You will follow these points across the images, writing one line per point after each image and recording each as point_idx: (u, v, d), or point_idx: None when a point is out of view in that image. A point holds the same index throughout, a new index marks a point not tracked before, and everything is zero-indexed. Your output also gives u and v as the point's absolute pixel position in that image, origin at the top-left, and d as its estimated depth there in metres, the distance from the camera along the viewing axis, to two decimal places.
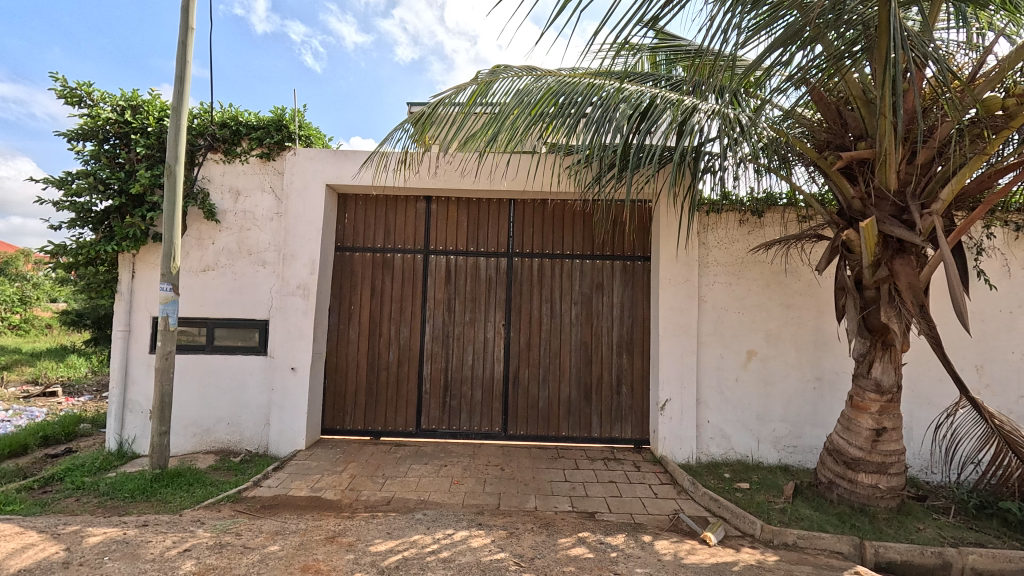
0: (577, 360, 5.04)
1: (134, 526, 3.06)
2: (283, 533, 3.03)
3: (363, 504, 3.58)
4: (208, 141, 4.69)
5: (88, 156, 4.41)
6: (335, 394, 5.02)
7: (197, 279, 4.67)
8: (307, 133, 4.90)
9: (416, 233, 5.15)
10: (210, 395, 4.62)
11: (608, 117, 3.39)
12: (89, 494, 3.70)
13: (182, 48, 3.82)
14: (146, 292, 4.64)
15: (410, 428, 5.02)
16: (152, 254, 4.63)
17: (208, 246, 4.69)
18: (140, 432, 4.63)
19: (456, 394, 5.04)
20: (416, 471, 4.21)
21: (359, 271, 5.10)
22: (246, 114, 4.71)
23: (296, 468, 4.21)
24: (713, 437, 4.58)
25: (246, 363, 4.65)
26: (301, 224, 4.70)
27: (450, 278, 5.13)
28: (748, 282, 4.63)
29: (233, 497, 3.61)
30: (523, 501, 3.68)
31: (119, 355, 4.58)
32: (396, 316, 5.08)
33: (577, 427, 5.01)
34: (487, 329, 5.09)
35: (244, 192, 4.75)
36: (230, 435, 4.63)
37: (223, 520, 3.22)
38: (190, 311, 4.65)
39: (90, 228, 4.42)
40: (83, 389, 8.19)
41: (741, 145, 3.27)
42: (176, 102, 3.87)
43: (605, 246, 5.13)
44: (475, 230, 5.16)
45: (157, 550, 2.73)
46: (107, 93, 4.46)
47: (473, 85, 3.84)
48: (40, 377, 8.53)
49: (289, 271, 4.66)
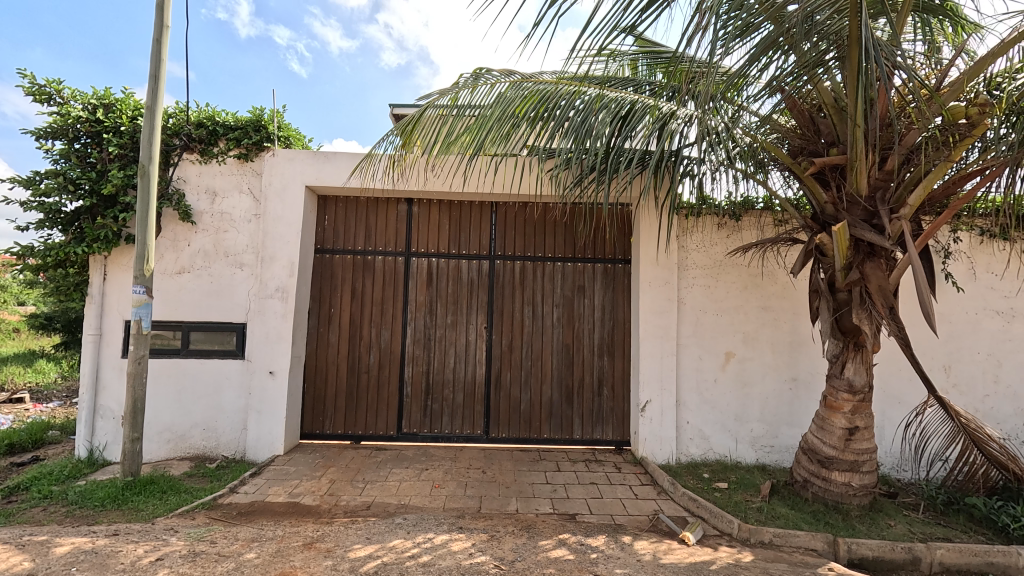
0: (559, 363, 5.06)
1: (104, 535, 2.98)
2: (260, 540, 2.97)
3: (343, 509, 3.54)
4: (183, 141, 4.60)
5: (57, 155, 4.29)
6: (314, 399, 4.96)
7: (171, 281, 4.57)
8: (286, 135, 4.84)
9: (398, 235, 5.12)
10: (185, 399, 4.53)
11: (589, 121, 3.42)
12: (57, 504, 3.60)
13: (157, 46, 3.74)
14: (118, 296, 4.53)
15: (392, 432, 4.98)
16: (124, 256, 4.52)
17: (183, 248, 4.60)
18: (112, 439, 4.52)
19: (438, 398, 5.02)
20: (397, 475, 4.18)
21: (339, 273, 5.06)
22: (224, 114, 4.64)
23: (274, 474, 4.14)
24: (692, 437, 4.64)
25: (222, 368, 4.56)
26: (280, 225, 4.64)
27: (431, 280, 5.11)
28: (727, 285, 4.70)
29: (208, 504, 3.53)
30: (504, 504, 3.68)
31: (89, 360, 4.46)
32: (376, 319, 5.04)
33: (560, 429, 5.03)
34: (469, 332, 5.08)
35: (220, 193, 4.67)
36: (205, 441, 4.53)
37: (197, 528, 3.15)
38: (165, 314, 4.55)
39: (60, 229, 4.29)
40: (52, 395, 7.95)
41: (718, 149, 3.34)
42: (151, 101, 3.79)
43: (587, 249, 5.16)
44: (456, 232, 5.15)
45: (128, 560, 2.66)
46: (77, 91, 4.34)
47: (455, 88, 3.85)
48: (7, 382, 8.25)
49: (267, 273, 4.59)
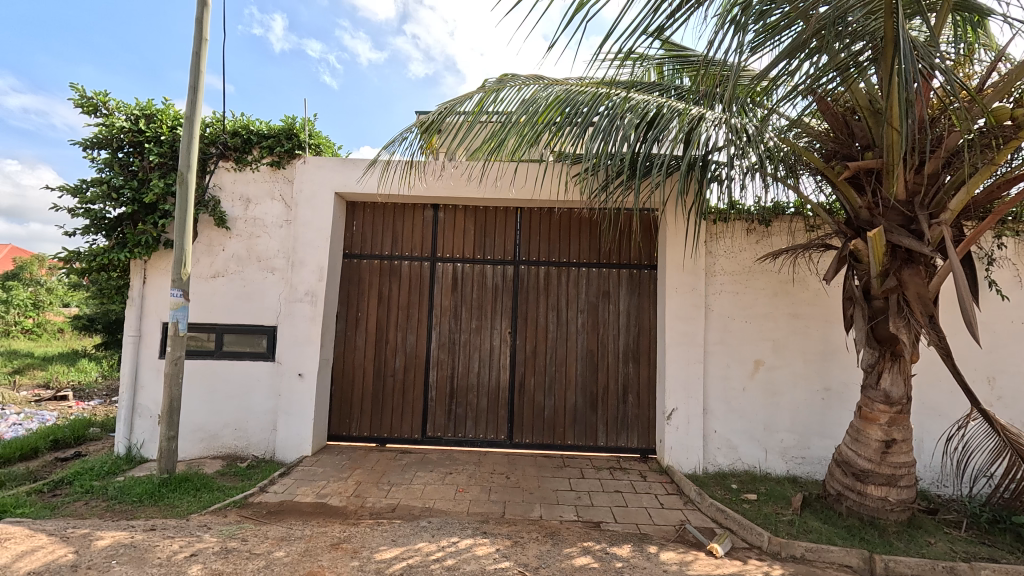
0: (583, 369, 5.03)
1: (142, 530, 3.09)
2: (289, 539, 3.04)
3: (369, 511, 3.59)
4: (219, 150, 4.77)
5: (102, 164, 4.49)
6: (341, 401, 5.05)
7: (207, 285, 4.73)
8: (317, 142, 4.97)
9: (424, 240, 5.19)
10: (218, 400, 4.66)
11: (615, 126, 3.42)
12: (98, 498, 3.75)
13: (196, 59, 3.89)
14: (157, 299, 4.70)
15: (416, 435, 5.02)
16: (163, 260, 4.69)
17: (218, 253, 4.75)
18: (149, 437, 4.67)
19: (463, 403, 5.04)
20: (422, 478, 4.22)
21: (367, 278, 5.15)
22: (258, 123, 4.79)
23: (302, 474, 4.23)
24: (720, 447, 4.55)
25: (253, 369, 4.68)
26: (310, 231, 4.75)
27: (456, 285, 5.15)
28: (756, 291, 4.61)
29: (239, 502, 3.63)
30: (528, 510, 3.68)
31: (129, 360, 4.64)
32: (402, 324, 5.11)
33: (583, 436, 4.99)
34: (492, 337, 5.10)
35: (254, 200, 4.81)
36: (237, 441, 4.66)
37: (230, 525, 3.24)
38: (200, 317, 4.70)
39: (103, 234, 4.49)
40: (94, 393, 8.31)
41: (745, 154, 3.29)
42: (190, 111, 3.94)
43: (611, 254, 5.13)
44: (482, 237, 5.18)
45: (164, 555, 2.75)
46: (122, 102, 4.55)
47: (481, 93, 3.89)
48: (52, 381, 8.64)
49: (296, 277, 4.70)
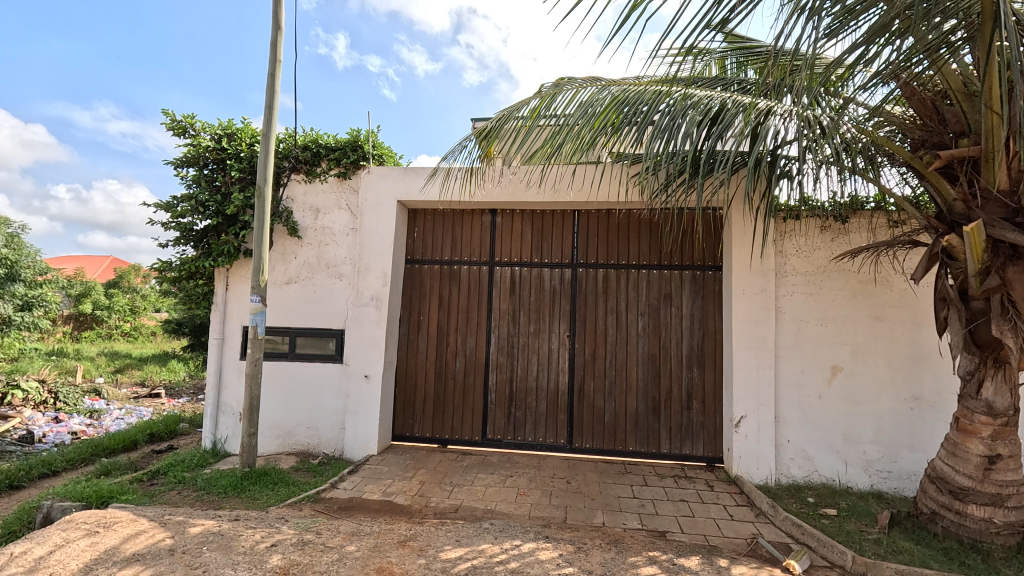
0: (644, 373, 4.91)
1: (228, 519, 3.32)
2: (359, 534, 3.16)
3: (432, 510, 3.68)
4: (292, 164, 5.07)
5: (190, 181, 4.89)
6: (405, 403, 5.20)
7: (281, 291, 5.03)
8: (380, 153, 5.17)
9: (482, 245, 5.26)
10: (292, 399, 4.93)
11: (676, 124, 3.32)
12: (189, 488, 4.07)
13: (271, 79, 4.17)
14: (238, 304, 5.05)
15: (476, 437, 5.09)
16: (242, 268, 5.04)
17: (291, 260, 5.05)
18: (231, 433, 5.01)
19: (522, 406, 5.06)
20: (483, 480, 4.26)
21: (428, 283, 5.29)
22: (326, 137, 5.05)
23: (369, 472, 4.39)
24: (794, 457, 4.29)
25: (324, 371, 4.92)
26: (375, 238, 4.95)
27: (515, 289, 5.18)
28: (833, 292, 4.32)
29: (313, 497, 3.82)
30: (590, 516, 3.63)
31: (214, 361, 5.01)
32: (462, 327, 5.20)
33: (645, 442, 4.87)
34: (551, 341, 5.08)
35: (322, 210, 5.07)
36: (309, 438, 4.91)
37: (305, 519, 3.41)
38: (276, 321, 5.01)
39: (192, 245, 4.89)
40: (182, 391, 9.04)
41: (819, 147, 3.11)
42: (266, 129, 4.22)
43: (673, 256, 4.98)
44: (539, 241, 5.19)
45: (248, 543, 2.94)
46: (207, 123, 4.94)
47: (538, 98, 3.91)
48: (147, 379, 9.49)
49: (362, 283, 4.91)
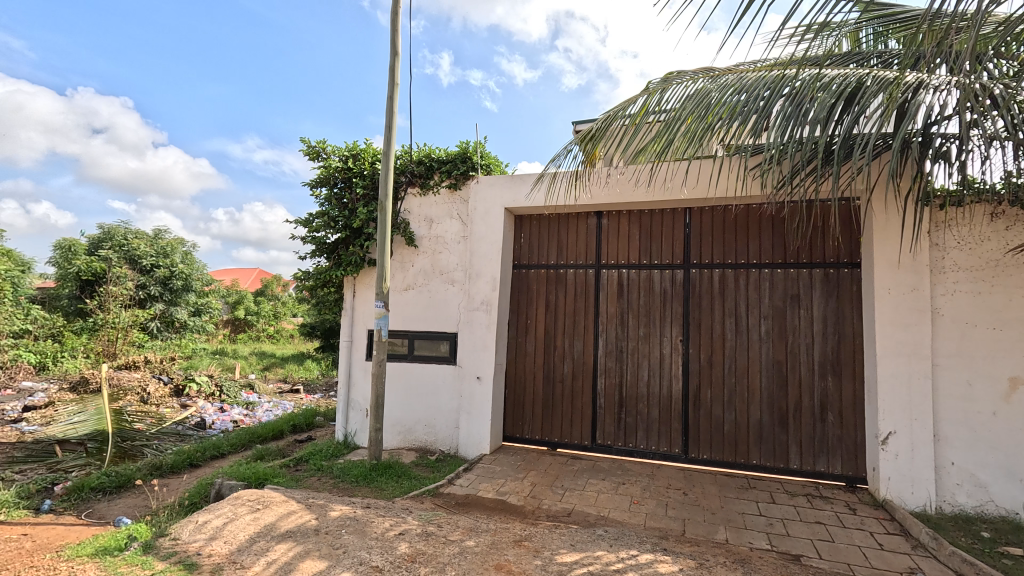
0: (769, 381, 4.54)
1: (361, 506, 3.64)
2: (476, 530, 3.29)
3: (545, 512, 3.71)
4: (408, 178, 5.44)
5: (323, 200, 5.46)
6: (515, 405, 5.32)
7: (401, 297, 5.41)
8: (487, 163, 5.37)
9: (588, 248, 5.22)
10: (411, 398, 5.28)
11: (802, 109, 3.02)
12: (327, 475, 4.53)
13: (390, 102, 4.52)
14: (364, 309, 5.53)
15: (586, 442, 5.05)
16: (367, 276, 5.51)
17: (409, 268, 5.42)
18: (360, 427, 5.48)
19: (633, 412, 4.92)
20: (594, 485, 4.22)
21: (535, 287, 5.38)
22: (438, 151, 5.36)
23: (483, 471, 4.55)
24: (960, 483, 3.69)
25: (439, 372, 5.21)
26: (484, 245, 5.13)
27: (623, 292, 5.07)
28: (1010, 290, 3.65)
29: (433, 491, 4.06)
30: (711, 532, 3.42)
31: (345, 362, 5.53)
32: (569, 331, 5.20)
33: (771, 456, 4.48)
34: (662, 345, 4.89)
35: (436, 220, 5.38)
36: (427, 435, 5.21)
37: (427, 511, 3.63)
38: (396, 325, 5.40)
39: (325, 257, 5.45)
40: (317, 388, 10.10)
41: (988, 119, 2.66)
42: (386, 148, 4.58)
43: (800, 253, 4.55)
44: (648, 242, 5.03)
45: (380, 530, 3.19)
46: (336, 146, 5.48)
47: (646, 95, 3.80)
48: (289, 376, 10.74)
49: (473, 288, 5.12)
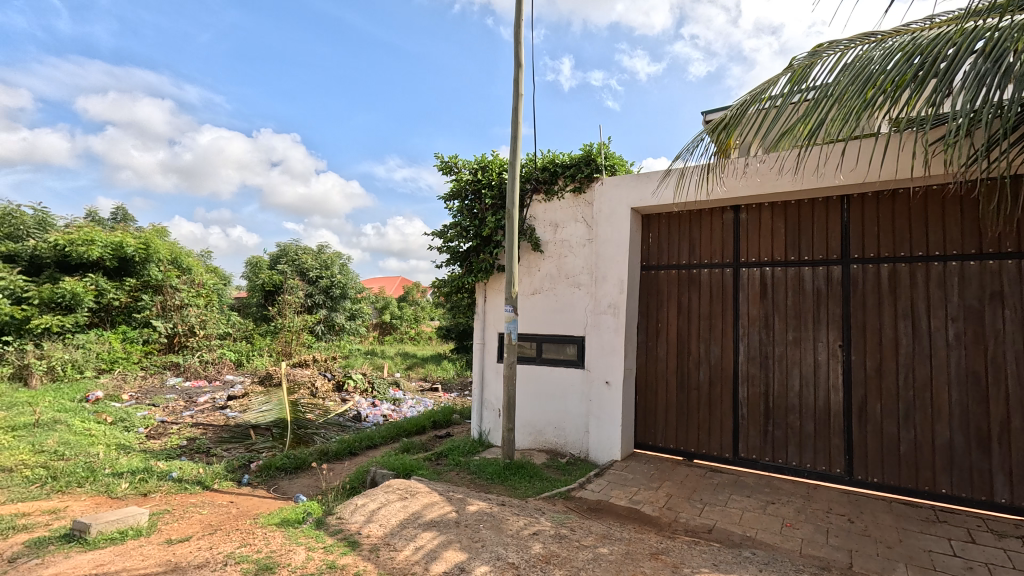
0: (961, 396, 3.79)
1: (497, 503, 3.79)
2: (610, 538, 3.23)
3: (683, 527, 3.52)
4: (533, 185, 5.57)
5: (456, 211, 5.83)
6: (647, 411, 5.14)
7: (529, 301, 5.55)
8: (612, 163, 5.28)
9: (724, 246, 4.86)
10: (541, 400, 5.38)
11: (1002, 65, 2.49)
12: (464, 471, 4.81)
13: (515, 113, 4.67)
14: (494, 313, 5.77)
15: (727, 454, 4.69)
16: (497, 282, 5.75)
17: (536, 273, 5.54)
18: (493, 427, 5.73)
19: (782, 424, 4.45)
20: (738, 502, 3.89)
21: (666, 288, 5.15)
22: (562, 156, 5.40)
23: (615, 477, 4.47)
24: None
25: (568, 375, 5.23)
26: (611, 247, 5.05)
27: (766, 292, 4.62)
28: None
29: (564, 494, 4.08)
30: (887, 568, 2.95)
31: (478, 363, 5.82)
32: (705, 335, 4.88)
33: (967, 486, 3.73)
34: (816, 352, 4.36)
35: (561, 224, 5.42)
36: (557, 438, 5.27)
37: (559, 514, 3.66)
38: (525, 328, 5.55)
39: (458, 264, 5.80)
40: (454, 387, 10.79)
41: None
42: (512, 157, 4.74)
43: (1003, 241, 3.73)
44: (796, 236, 4.52)
45: (515, 528, 3.30)
46: (466, 160, 5.82)
47: (790, 73, 3.45)
48: (429, 375, 11.62)
49: (600, 291, 5.06)
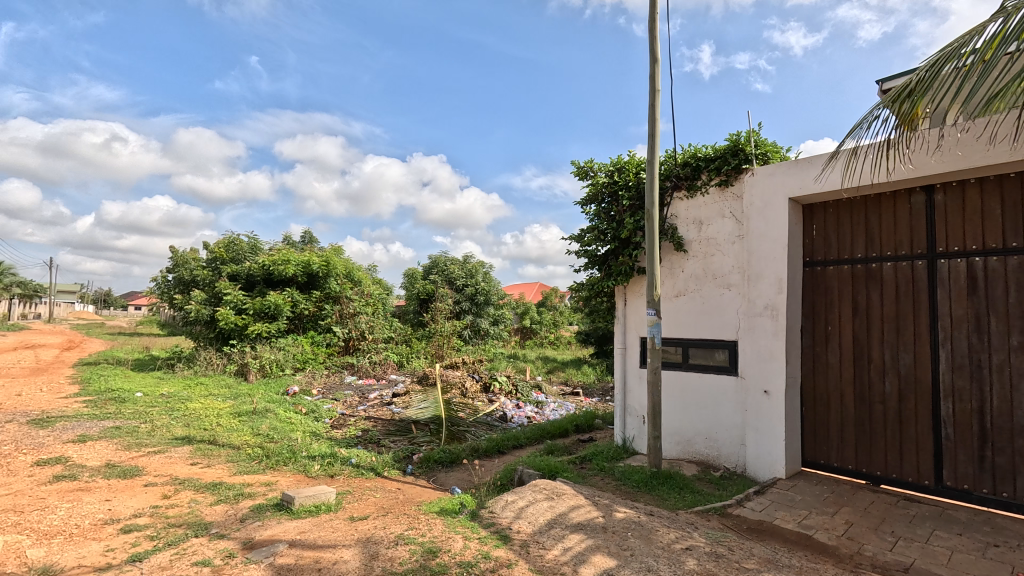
0: None
1: (645, 512, 3.68)
2: (776, 563, 2.93)
3: (870, 561, 3.05)
4: (673, 183, 5.33)
5: (593, 215, 5.82)
6: (816, 425, 4.56)
7: (672, 304, 5.31)
8: (764, 151, 4.82)
9: (914, 233, 4.11)
10: (689, 408, 5.10)
11: None
12: (609, 477, 4.75)
13: (652, 110, 4.53)
14: (635, 317, 5.63)
15: (926, 481, 3.95)
16: (637, 285, 5.61)
17: (679, 274, 5.28)
18: (637, 433, 5.57)
19: (1005, 450, 3.61)
20: (945, 540, 3.25)
21: (836, 287, 4.53)
22: (705, 149, 5.08)
23: (779, 497, 4.04)
24: None
25: (719, 383, 4.88)
26: (765, 243, 4.60)
27: (977, 287, 3.79)
28: None
29: (720, 511, 3.81)
30: None
31: (620, 368, 5.72)
32: (890, 339, 4.18)
33: None
34: None
35: (706, 221, 5.10)
36: (708, 449, 4.95)
37: (714, 530, 3.43)
38: (670, 332, 5.31)
39: (597, 268, 5.78)
40: (595, 392, 10.73)
41: None
42: (650, 156, 4.60)
43: None
44: (1020, 216, 3.63)
45: (665, 540, 3.17)
46: (602, 163, 5.78)
47: (1002, 18, 2.79)
48: (570, 379, 11.72)
49: (754, 292, 4.63)
